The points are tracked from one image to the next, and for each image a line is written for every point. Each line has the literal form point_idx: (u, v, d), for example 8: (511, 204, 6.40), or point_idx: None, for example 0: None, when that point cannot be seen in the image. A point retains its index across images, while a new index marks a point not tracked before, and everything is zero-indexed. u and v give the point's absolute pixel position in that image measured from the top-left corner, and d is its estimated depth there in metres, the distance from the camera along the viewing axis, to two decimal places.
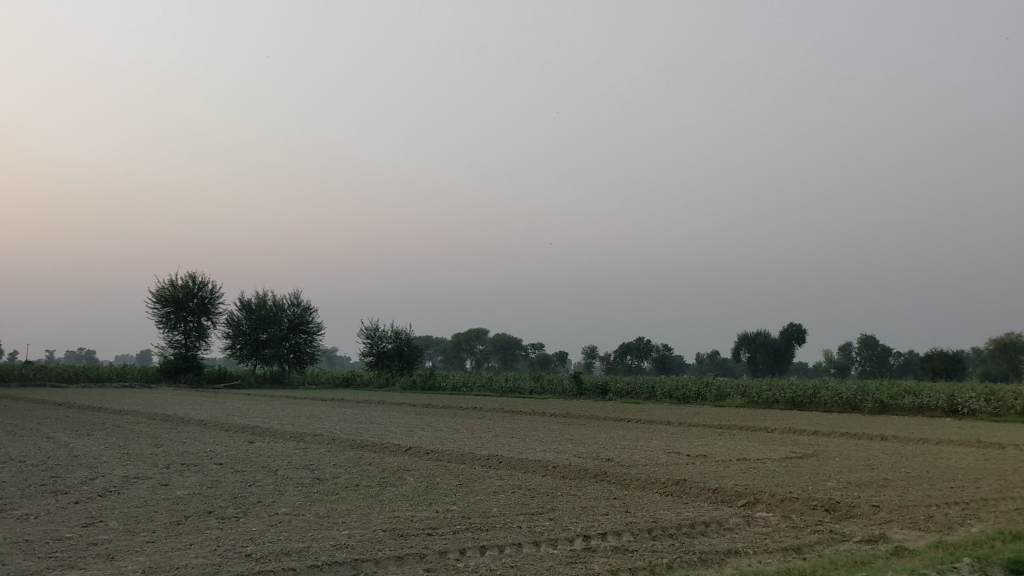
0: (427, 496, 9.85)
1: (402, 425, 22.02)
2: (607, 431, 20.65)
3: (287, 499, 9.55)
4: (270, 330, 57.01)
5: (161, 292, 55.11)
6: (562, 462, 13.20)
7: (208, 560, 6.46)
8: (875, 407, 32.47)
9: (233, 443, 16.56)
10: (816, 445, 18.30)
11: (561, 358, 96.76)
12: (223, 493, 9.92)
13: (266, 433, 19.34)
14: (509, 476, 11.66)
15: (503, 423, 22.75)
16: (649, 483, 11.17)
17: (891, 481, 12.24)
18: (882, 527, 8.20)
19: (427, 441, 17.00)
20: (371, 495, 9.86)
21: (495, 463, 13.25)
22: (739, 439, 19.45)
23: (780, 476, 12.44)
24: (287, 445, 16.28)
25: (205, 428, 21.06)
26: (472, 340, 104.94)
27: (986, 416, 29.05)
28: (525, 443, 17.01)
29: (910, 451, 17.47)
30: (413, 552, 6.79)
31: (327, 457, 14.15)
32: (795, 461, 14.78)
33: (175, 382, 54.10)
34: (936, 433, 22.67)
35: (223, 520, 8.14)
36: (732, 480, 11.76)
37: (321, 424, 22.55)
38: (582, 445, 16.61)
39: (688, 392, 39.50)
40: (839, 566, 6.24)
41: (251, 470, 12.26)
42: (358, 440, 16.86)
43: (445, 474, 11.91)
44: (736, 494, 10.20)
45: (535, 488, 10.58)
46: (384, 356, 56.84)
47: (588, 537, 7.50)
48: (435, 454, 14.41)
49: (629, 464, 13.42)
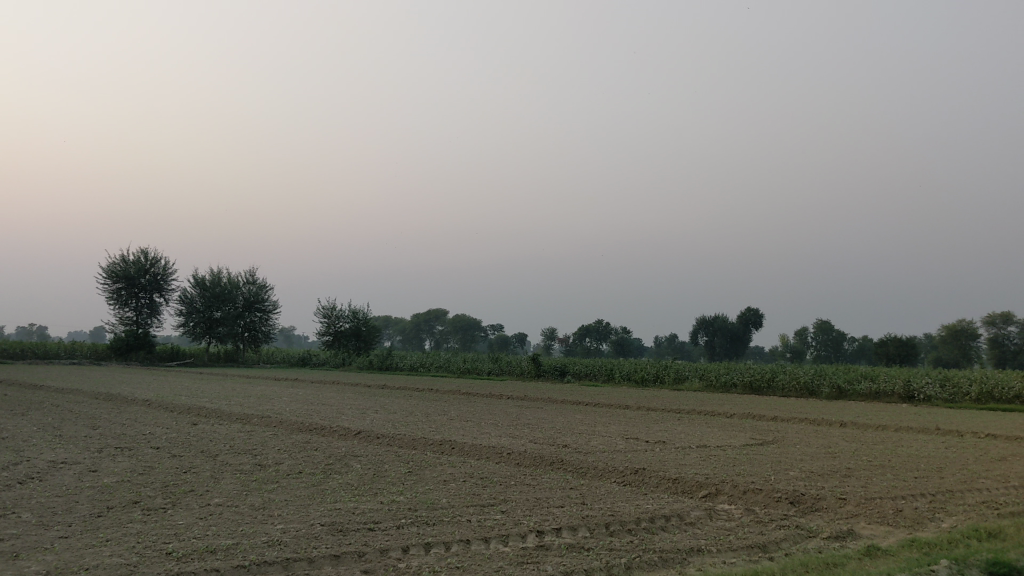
0: (372, 485, 9.31)
1: (356, 407, 21.45)
2: (565, 415, 20.24)
3: (222, 488, 8.96)
4: (224, 307, 55.90)
5: (112, 267, 53.61)
6: (517, 449, 12.73)
7: (123, 560, 5.88)
8: (832, 391, 32.48)
9: (175, 425, 15.86)
10: (776, 432, 18.04)
11: (520, 339, 96.47)
12: (154, 481, 9.29)
13: (212, 414, 18.64)
14: (461, 463, 11.15)
15: (459, 406, 22.26)
16: (607, 472, 10.72)
17: (854, 470, 11.92)
18: (849, 523, 7.84)
19: (379, 424, 16.43)
20: (313, 484, 9.30)
21: (447, 449, 12.73)
22: (698, 424, 19.14)
23: (742, 464, 12.07)
24: (231, 427, 15.62)
25: (148, 408, 20.27)
26: (432, 321, 104.14)
27: (942, 401, 29.16)
28: (480, 427, 16.51)
29: (870, 438, 17.24)
30: (351, 551, 6.25)
31: (273, 441, 13.53)
32: (756, 448, 14.45)
33: (125, 360, 52.84)
34: (895, 419, 22.58)
35: (149, 513, 7.55)
36: (693, 469, 11.35)
37: (272, 405, 21.87)
38: (539, 430, 16.15)
39: (647, 375, 39.33)
40: (809, 568, 5.79)
41: (189, 455, 11.63)
42: (307, 423, 16.27)
43: (394, 460, 11.38)
44: (696, 485, 9.78)
45: (489, 477, 10.08)
46: (341, 336, 56.01)
47: (541, 533, 7.02)
48: (386, 439, 13.87)
49: (587, 451, 12.97)
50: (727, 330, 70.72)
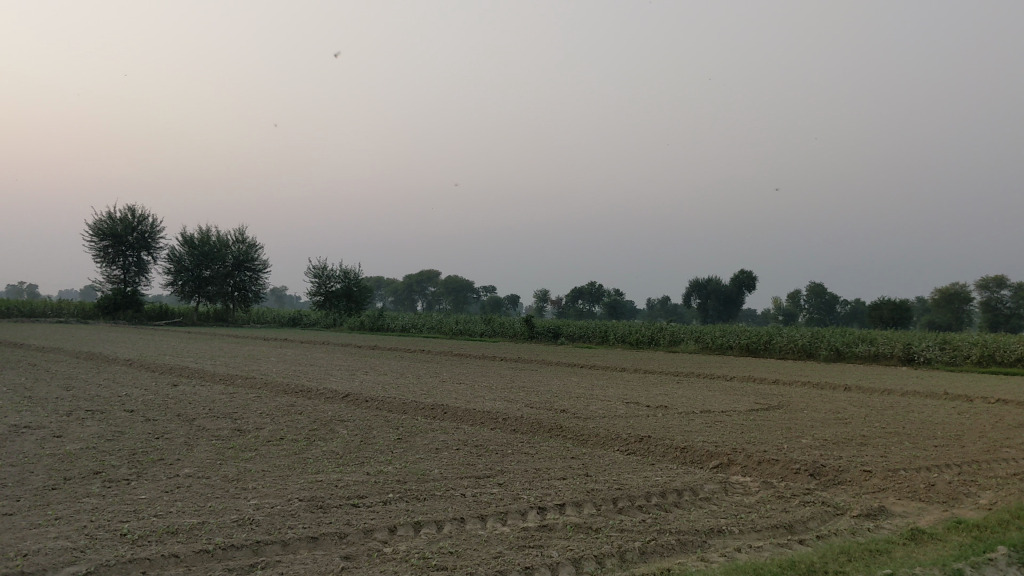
0: (358, 454, 8.59)
1: (345, 368, 20.77)
2: (561, 378, 19.59)
3: (194, 457, 8.23)
4: (213, 266, 54.93)
5: (99, 225, 52.50)
6: (512, 413, 12.02)
7: (68, 544, 5.14)
8: (830, 354, 31.91)
9: (154, 386, 15.11)
10: (780, 396, 17.40)
11: (513, 300, 95.78)
12: (121, 449, 8.57)
13: (194, 375, 17.89)
14: (453, 430, 10.44)
15: (451, 368, 21.56)
16: (610, 439, 10.04)
17: (870, 438, 11.25)
18: (877, 500, 7.18)
19: (368, 387, 15.72)
20: (294, 453, 8.58)
21: (439, 413, 12.05)
22: (699, 388, 18.48)
23: (751, 431, 11.41)
24: (213, 389, 14.89)
25: (130, 368, 19.56)
26: (423, 282, 103.28)
27: (942, 364, 28.65)
28: (474, 390, 15.81)
29: (877, 403, 16.63)
30: (331, 532, 5.54)
31: (255, 403, 12.81)
32: (762, 413, 13.79)
33: (113, 318, 52.06)
34: (900, 383, 22.00)
35: (109, 485, 6.82)
36: (700, 436, 10.66)
37: (258, 365, 21.13)
38: (535, 394, 15.47)
39: (642, 337, 38.69)
40: (850, 554, 5.11)
41: (164, 419, 10.90)
42: (292, 385, 15.53)
43: (383, 425, 10.70)
44: (707, 454, 9.10)
45: (483, 445, 9.38)
46: (332, 296, 55.26)
47: (543, 510, 6.34)
48: (375, 402, 13.16)
49: (586, 416, 12.28)
50: (720, 292, 70.12)
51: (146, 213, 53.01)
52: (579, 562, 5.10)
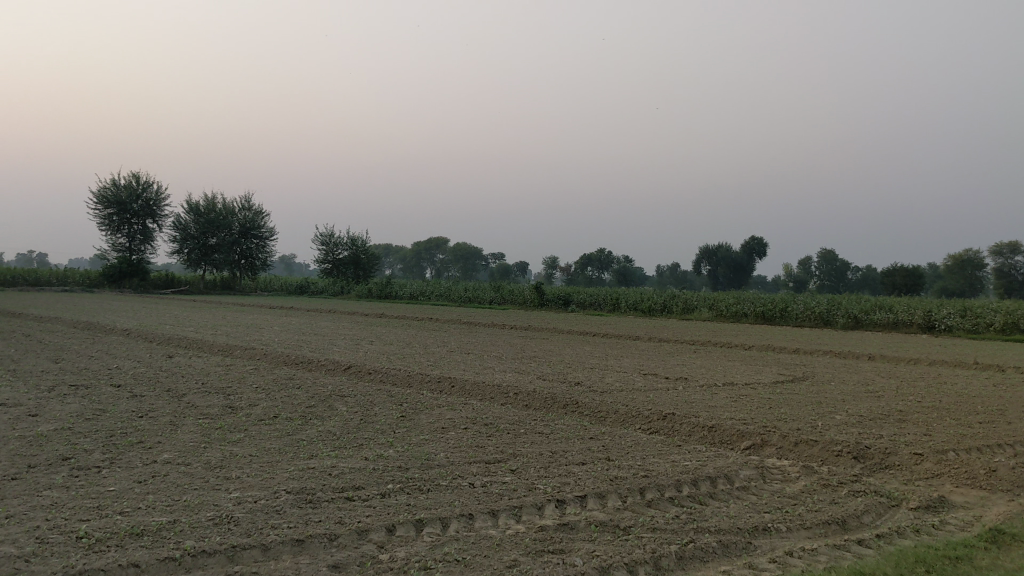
0: (357, 435, 7.86)
1: (349, 338, 20.07)
2: (573, 348, 18.83)
3: (179, 440, 7.51)
4: (220, 234, 54.28)
5: (102, 192, 51.71)
6: (524, 387, 11.28)
7: (13, 551, 4.42)
8: (848, 322, 31.11)
9: (147, 358, 14.41)
10: (803, 366, 16.63)
11: (523, 267, 95.03)
12: (100, 430, 7.86)
13: (192, 346, 17.16)
14: (461, 406, 9.69)
15: (460, 337, 20.86)
16: (631, 417, 9.29)
17: (909, 414, 10.46)
18: (932, 489, 6.43)
19: (373, 358, 14.98)
20: (287, 435, 7.84)
21: (446, 387, 11.33)
22: (718, 358, 17.74)
23: (779, 406, 10.67)
24: (209, 361, 14.19)
25: (127, 339, 18.90)
26: (433, 250, 102.58)
27: (964, 332, 27.82)
28: (484, 361, 15.10)
29: (905, 374, 15.81)
30: (319, 533, 4.81)
31: (251, 377, 12.10)
32: (788, 386, 13.06)
33: (118, 287, 51.50)
34: (924, 352, 21.24)
35: (76, 475, 6.09)
36: (727, 413, 9.90)
37: (260, 335, 20.47)
38: (547, 365, 14.72)
39: (654, 304, 37.90)
40: (927, 564, 4.36)
41: (152, 394, 10.20)
42: (293, 356, 14.84)
43: (387, 401, 9.97)
44: (737, 434, 8.35)
45: (494, 424, 8.64)
46: (340, 264, 54.57)
47: (562, 503, 5.60)
48: (379, 375, 12.44)
49: (602, 390, 11.53)
50: (730, 259, 69.27)
51: (151, 180, 52.25)
52: (609, 572, 4.36)
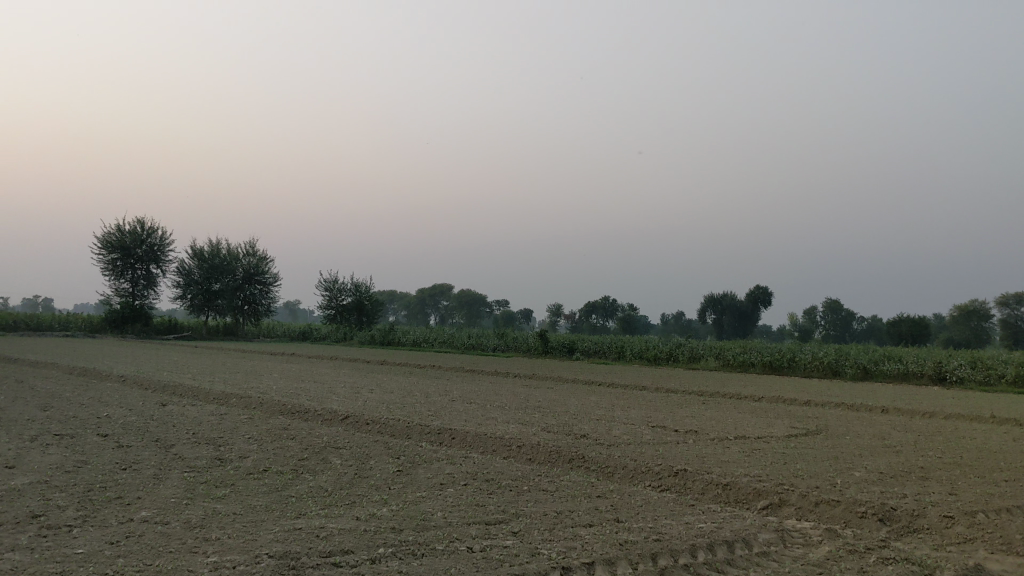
0: (351, 491, 7.41)
1: (349, 386, 19.58)
2: (577, 397, 18.34)
3: (160, 495, 7.07)
4: (223, 279, 54.00)
5: (107, 237, 51.57)
6: (528, 439, 10.82)
7: None
8: (857, 372, 30.54)
9: (139, 406, 13.96)
10: (815, 419, 16.12)
11: (527, 315, 94.58)
12: (77, 484, 7.42)
13: (187, 393, 16.71)
14: (462, 460, 9.23)
15: (462, 385, 20.37)
16: (640, 473, 8.84)
17: (931, 471, 9.96)
18: (965, 556, 5.99)
19: (372, 407, 14.52)
20: (276, 491, 7.39)
21: (446, 439, 10.88)
22: (727, 409, 17.25)
23: (794, 462, 10.20)
24: (202, 409, 13.74)
25: (121, 385, 18.45)
26: (437, 296, 102.19)
27: (976, 384, 27.26)
28: (485, 411, 14.64)
29: (920, 427, 15.29)
30: None
31: (245, 426, 11.64)
32: (802, 440, 12.58)
33: (120, 332, 51.11)
34: (938, 404, 20.71)
35: (42, 536, 5.63)
36: (741, 469, 9.45)
37: (259, 382, 20.00)
38: (551, 416, 14.25)
39: (659, 353, 37.37)
40: None
41: (139, 445, 9.76)
42: (289, 404, 14.38)
43: (384, 453, 9.53)
44: (753, 493, 7.90)
45: (495, 479, 8.18)
46: (343, 310, 54.17)
47: (569, 571, 5.14)
48: (377, 425, 11.99)
49: (609, 443, 11.07)
50: (735, 307, 68.80)
51: (155, 226, 52.11)
52: None
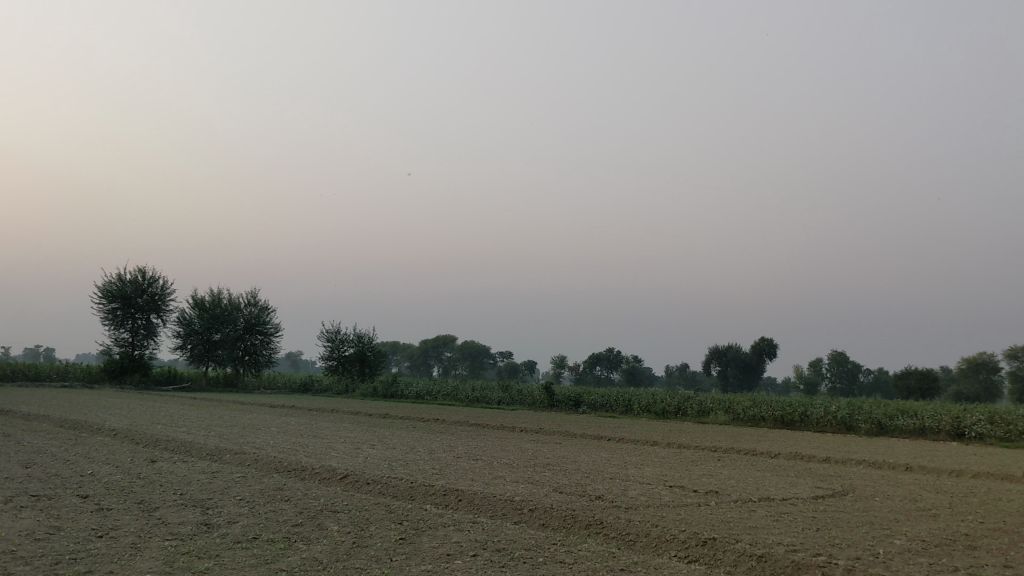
0: (348, 565, 6.68)
1: (349, 441, 18.77)
2: (588, 454, 17.52)
3: (135, 569, 6.34)
4: (224, 329, 53.37)
5: (107, 287, 51.10)
6: (540, 501, 10.08)
7: None
8: (871, 428, 29.63)
9: (127, 463, 13.21)
10: (839, 478, 15.31)
11: (530, 367, 93.65)
12: (45, 555, 6.70)
13: (179, 449, 15.94)
14: (469, 526, 8.51)
15: (468, 441, 19.57)
16: (666, 542, 8.11)
17: (978, 539, 9.21)
18: None
19: (373, 464, 13.74)
20: (265, 564, 6.67)
21: (452, 501, 10.14)
22: (744, 467, 16.45)
23: (827, 528, 9.46)
24: (193, 467, 12.98)
25: (111, 440, 17.67)
26: (440, 347, 101.37)
27: (996, 440, 26.34)
28: (491, 468, 13.86)
29: (950, 488, 14.46)
30: None
31: (236, 486, 10.90)
32: (832, 502, 11.80)
33: (119, 383, 50.38)
34: (963, 462, 19.83)
35: None
36: (774, 537, 8.70)
37: (254, 437, 19.21)
38: (562, 474, 13.48)
39: (667, 407, 36.47)
40: None
41: (122, 508, 9.05)
42: (286, 462, 13.63)
43: (384, 518, 8.81)
44: (792, 566, 7.19)
45: (507, 550, 7.45)
46: (345, 361, 53.35)
47: None
48: (377, 485, 11.25)
49: (627, 506, 10.34)
50: (741, 360, 67.99)
51: (157, 275, 51.62)
52: None
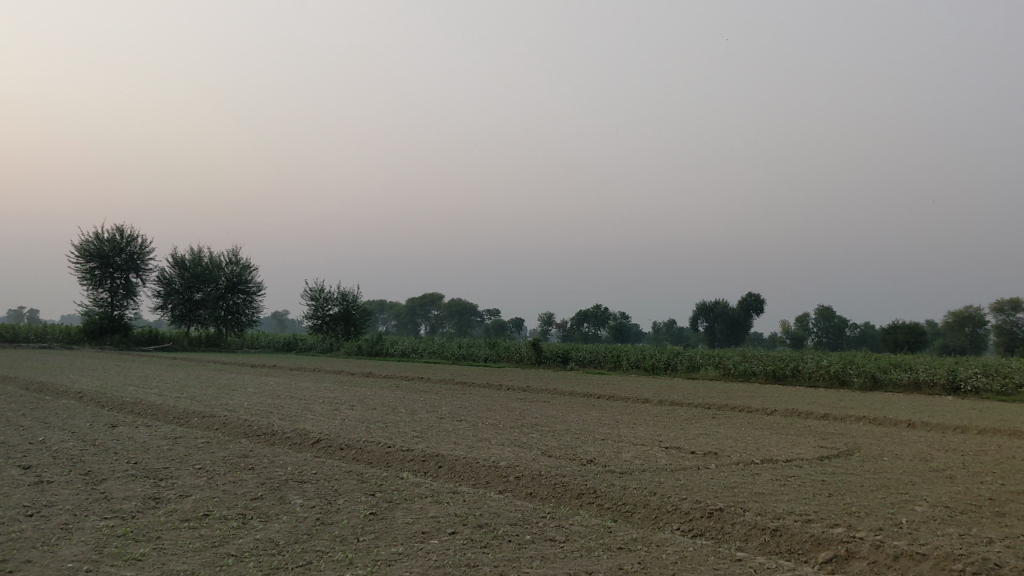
0: (310, 549, 5.81)
1: (328, 402, 17.87)
2: (578, 413, 16.71)
3: (58, 557, 5.46)
4: (205, 288, 52.25)
5: (85, 246, 49.82)
6: (527, 467, 9.24)
7: None
8: (866, 382, 28.94)
9: (85, 429, 12.29)
10: (841, 436, 14.54)
11: (517, 324, 93.03)
12: None
13: (146, 412, 15.04)
14: (449, 497, 7.66)
15: (453, 400, 18.70)
16: (669, 513, 7.28)
17: (1004, 505, 8.43)
18: None
19: (349, 428, 12.88)
20: (209, 548, 5.81)
21: (431, 469, 9.28)
22: (742, 425, 15.69)
23: (841, 494, 8.66)
24: (154, 432, 12.06)
25: (75, 404, 16.74)
26: (427, 305, 100.56)
27: (992, 394, 25.68)
28: (475, 431, 12.99)
29: (960, 446, 13.70)
30: None
31: (197, 454, 9.99)
32: (839, 463, 11.03)
33: (99, 344, 49.39)
34: (965, 418, 19.15)
35: None
36: (786, 505, 7.89)
37: (229, 398, 18.30)
38: (550, 436, 12.64)
39: (657, 362, 35.82)
40: None
41: (65, 480, 8.14)
42: (256, 425, 12.73)
43: (356, 489, 7.94)
44: (811, 541, 6.40)
45: (491, 526, 6.61)
46: (330, 320, 52.40)
47: None
48: (351, 451, 10.38)
49: (622, 471, 9.52)
50: (727, 315, 67.40)
51: (135, 233, 50.38)
52: None
